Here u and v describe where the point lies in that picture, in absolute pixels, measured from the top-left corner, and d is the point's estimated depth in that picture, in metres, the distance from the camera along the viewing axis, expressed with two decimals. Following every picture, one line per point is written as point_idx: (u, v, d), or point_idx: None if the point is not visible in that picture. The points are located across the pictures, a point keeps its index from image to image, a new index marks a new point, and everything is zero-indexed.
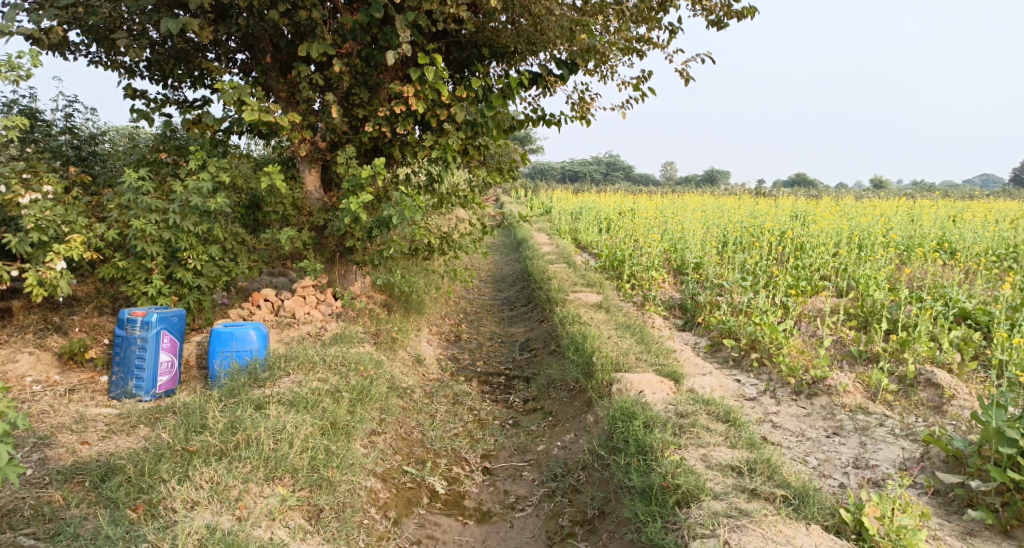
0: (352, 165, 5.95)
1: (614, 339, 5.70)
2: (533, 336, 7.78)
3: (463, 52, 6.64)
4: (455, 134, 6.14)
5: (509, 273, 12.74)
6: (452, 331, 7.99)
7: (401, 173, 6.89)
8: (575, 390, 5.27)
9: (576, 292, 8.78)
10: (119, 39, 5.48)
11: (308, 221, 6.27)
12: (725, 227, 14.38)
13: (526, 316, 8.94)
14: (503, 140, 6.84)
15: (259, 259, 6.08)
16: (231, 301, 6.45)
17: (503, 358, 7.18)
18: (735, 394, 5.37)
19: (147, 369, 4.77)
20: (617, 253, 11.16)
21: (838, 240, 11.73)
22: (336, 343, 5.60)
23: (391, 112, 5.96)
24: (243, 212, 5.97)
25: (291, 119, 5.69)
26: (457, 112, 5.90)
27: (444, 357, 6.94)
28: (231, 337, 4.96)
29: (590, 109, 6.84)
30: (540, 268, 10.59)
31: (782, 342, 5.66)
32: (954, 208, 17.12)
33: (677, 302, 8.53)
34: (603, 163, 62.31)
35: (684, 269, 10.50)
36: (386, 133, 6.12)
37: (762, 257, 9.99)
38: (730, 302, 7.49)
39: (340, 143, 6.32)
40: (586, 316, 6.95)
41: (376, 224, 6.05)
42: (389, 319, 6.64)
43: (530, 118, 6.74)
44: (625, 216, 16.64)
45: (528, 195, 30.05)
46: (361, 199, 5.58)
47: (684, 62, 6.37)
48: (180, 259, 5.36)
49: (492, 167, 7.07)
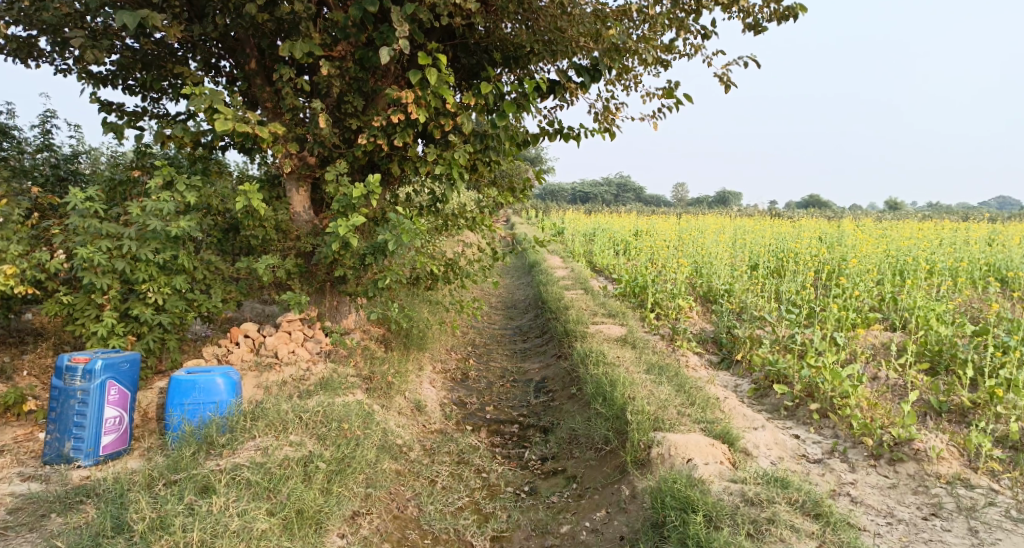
0: (343, 183, 5.15)
1: (648, 387, 4.83)
2: (550, 374, 6.91)
3: (472, 57, 5.90)
4: (462, 148, 5.33)
5: (521, 299, 11.90)
6: (458, 369, 7.14)
7: (401, 192, 6.09)
8: (605, 451, 4.41)
9: (597, 323, 7.91)
10: (73, 37, 4.74)
11: (294, 246, 5.48)
12: (751, 249, 13.50)
13: (541, 350, 8.07)
14: (516, 156, 6.05)
15: (237, 291, 5.29)
16: (206, 338, 5.65)
17: (516, 402, 6.31)
18: (796, 456, 4.48)
19: (88, 429, 3.93)
20: (638, 279, 10.30)
21: (878, 264, 10.83)
22: (320, 391, 4.76)
23: (387, 121, 5.16)
24: (218, 237, 5.17)
25: (272, 130, 4.90)
26: (465, 122, 5.10)
27: (449, 401, 6.08)
28: (191, 388, 4.15)
29: (614, 121, 6.03)
30: (556, 295, 9.74)
31: (849, 391, 4.83)
32: (991, 230, 16.21)
33: (710, 335, 7.65)
34: (614, 184, 61.59)
35: (713, 296, 9.62)
36: (382, 146, 5.31)
37: (799, 284, 9.11)
38: (775, 337, 6.61)
39: (332, 158, 5.54)
40: (611, 354, 6.08)
41: (370, 250, 5.23)
42: (387, 359, 5.81)
43: (546, 132, 5.95)
44: (643, 238, 15.81)
45: (539, 215, 29.24)
46: (352, 223, 4.77)
47: (723, 66, 5.56)
48: (138, 292, 4.57)
49: (504, 186, 6.28)
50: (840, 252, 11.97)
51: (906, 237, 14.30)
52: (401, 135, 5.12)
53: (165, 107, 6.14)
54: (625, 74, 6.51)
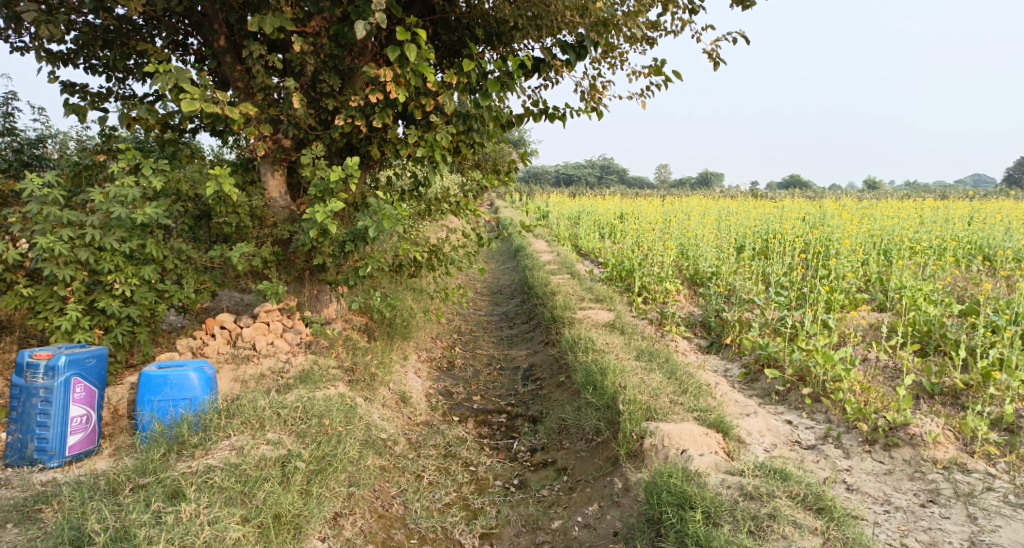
0: (320, 166, 4.93)
1: (638, 374, 4.70)
2: (538, 361, 6.78)
3: (452, 34, 5.68)
4: (444, 129, 5.12)
5: (507, 284, 11.75)
6: (444, 357, 6.98)
7: (382, 176, 5.89)
8: (596, 441, 4.30)
9: (584, 308, 7.78)
10: (27, 13, 4.46)
11: (271, 233, 5.27)
12: (736, 230, 13.43)
13: (528, 337, 7.93)
14: (500, 137, 5.85)
15: (211, 280, 5.08)
16: (181, 329, 5.44)
17: (503, 390, 6.18)
18: (790, 442, 4.40)
19: (53, 429, 3.74)
20: (625, 263, 10.18)
21: (863, 242, 10.79)
22: (299, 383, 4.59)
23: (365, 101, 4.94)
24: (190, 224, 4.95)
25: (243, 111, 4.66)
26: (446, 101, 4.89)
27: (435, 391, 5.93)
28: (162, 383, 3.98)
29: (601, 100, 5.83)
30: (542, 280, 9.61)
31: (841, 374, 4.75)
32: (973, 208, 16.27)
33: (699, 318, 7.56)
34: (598, 167, 61.40)
35: (700, 279, 9.54)
36: (361, 127, 5.09)
37: (786, 265, 9.04)
38: (765, 320, 6.52)
39: (308, 140, 5.31)
40: (600, 340, 5.95)
41: (350, 237, 5.03)
42: (370, 349, 5.64)
43: (530, 112, 5.75)
44: (628, 221, 15.71)
45: (523, 199, 29.01)
46: (330, 208, 4.55)
47: (712, 42, 5.38)
48: (105, 283, 4.35)
49: (488, 168, 6.09)
50: (825, 233, 11.93)
51: (890, 216, 14.32)
52: (380, 116, 4.90)
53: (132, 88, 5.85)
54: (611, 51, 6.31)
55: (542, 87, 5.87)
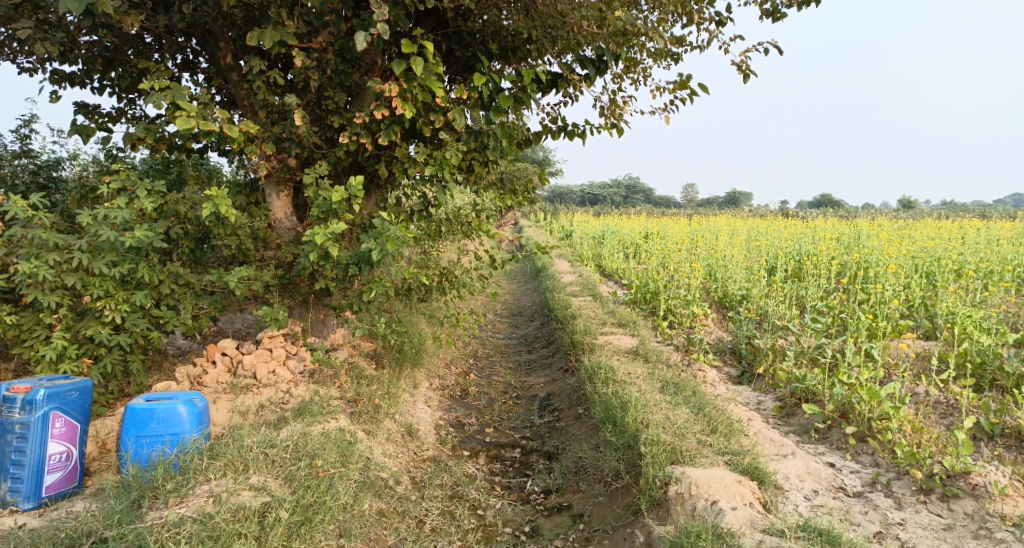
0: (323, 186, 4.67)
1: (663, 411, 4.32)
2: (556, 390, 6.42)
3: (466, 49, 5.41)
4: (454, 146, 4.82)
5: (528, 306, 11.41)
6: (457, 385, 6.65)
7: (392, 196, 5.63)
8: (615, 486, 3.94)
9: (606, 333, 7.41)
10: (21, 28, 4.29)
11: (274, 256, 5.02)
12: (767, 251, 12.95)
13: (547, 363, 7.57)
14: (516, 155, 5.55)
15: (211, 306, 4.84)
16: (181, 356, 5.21)
17: (518, 421, 5.82)
18: (832, 488, 3.98)
19: (28, 468, 3.47)
20: (650, 284, 9.79)
21: (902, 264, 10.26)
22: (297, 417, 4.31)
23: (371, 117, 4.67)
24: (190, 247, 4.72)
25: (242, 128, 4.42)
26: (457, 117, 4.61)
27: (446, 422, 5.61)
28: (150, 417, 3.73)
29: (623, 116, 5.51)
30: (563, 302, 9.25)
31: (888, 412, 4.34)
32: (1016, 228, 15.57)
33: (728, 345, 7.14)
34: (623, 186, 60.95)
35: (730, 302, 9.10)
36: (367, 145, 4.83)
37: (821, 288, 8.57)
38: (800, 349, 6.09)
39: (314, 159, 5.05)
40: (621, 370, 5.58)
41: (355, 261, 4.76)
42: (377, 377, 5.34)
43: (548, 129, 5.44)
44: (653, 241, 15.30)
45: (547, 217, 28.72)
46: (332, 229, 4.28)
47: (741, 52, 5.05)
48: (94, 310, 4.13)
49: (503, 188, 5.79)
50: (862, 254, 11.41)
51: (929, 236, 13.71)
52: (386, 133, 4.63)
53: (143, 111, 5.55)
54: (633, 65, 6.00)
55: (562, 104, 5.57)
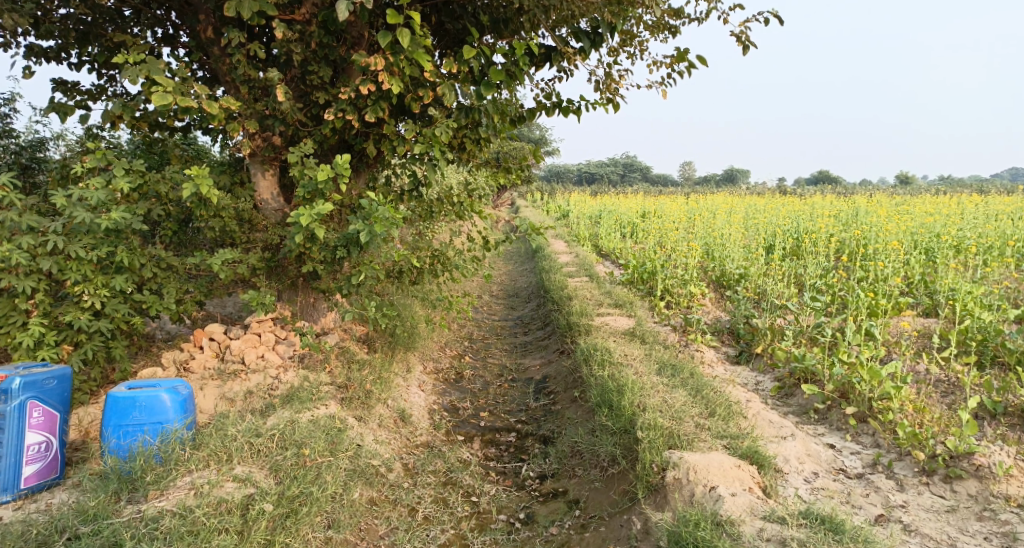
0: (309, 165, 4.51)
1: (661, 394, 4.22)
2: (552, 373, 6.33)
3: (456, 22, 5.24)
4: (444, 122, 4.66)
5: (524, 287, 11.31)
6: (452, 368, 6.55)
7: (381, 175, 5.49)
8: (611, 471, 3.86)
9: (603, 314, 7.30)
10: None
11: (260, 239, 4.89)
12: (765, 229, 12.82)
13: (543, 345, 7.48)
14: (509, 133, 5.40)
15: (196, 289, 4.72)
16: (168, 341, 5.11)
17: (513, 405, 5.73)
18: (832, 471, 3.89)
19: (7, 458, 3.37)
20: (646, 264, 9.68)
21: (902, 241, 10.15)
22: (286, 405, 4.21)
23: (357, 92, 4.51)
24: (174, 230, 4.59)
25: (223, 105, 4.25)
26: (446, 93, 4.44)
27: (440, 407, 5.52)
28: (132, 405, 3.57)
29: (620, 92, 5.34)
30: (559, 283, 9.14)
31: (890, 392, 4.25)
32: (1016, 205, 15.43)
33: (726, 325, 7.04)
34: (620, 165, 60.61)
35: (728, 281, 9.00)
36: (353, 122, 4.68)
37: (821, 267, 8.46)
38: (799, 328, 5.99)
39: (300, 137, 4.89)
40: (618, 351, 5.48)
41: (343, 243, 4.64)
42: (369, 362, 5.24)
43: (542, 106, 5.28)
44: (651, 220, 15.16)
45: (543, 197, 28.51)
46: (317, 210, 4.13)
47: (741, 23, 4.87)
48: (74, 295, 4.00)
49: (496, 167, 5.63)
50: (861, 232, 11.29)
51: (929, 213, 13.58)
52: (373, 109, 4.46)
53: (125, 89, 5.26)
54: (629, 39, 5.82)
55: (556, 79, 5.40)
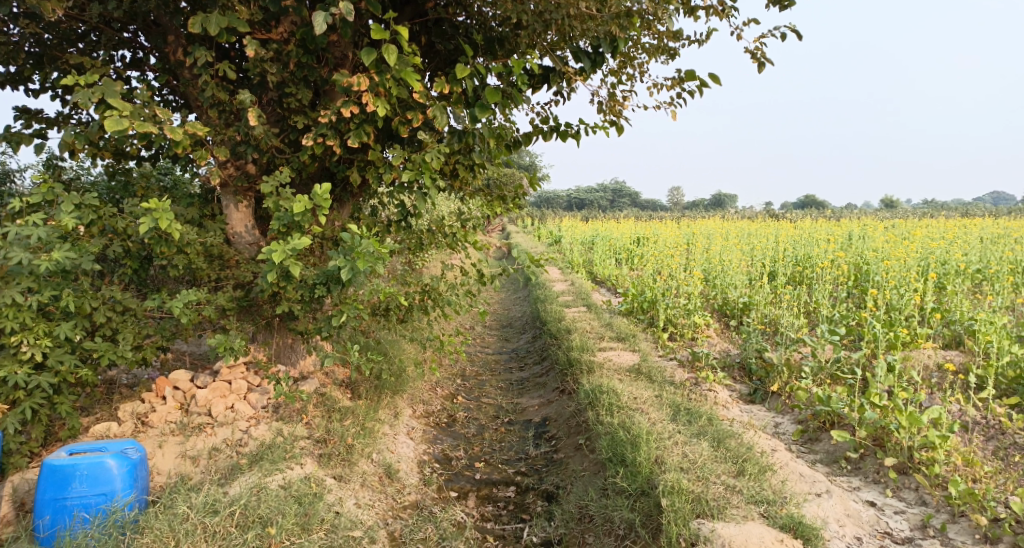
0: (285, 196, 4.05)
1: (681, 448, 3.75)
2: (552, 415, 5.86)
3: (448, 41, 4.82)
4: (435, 148, 4.22)
5: (518, 317, 10.84)
6: (443, 412, 6.05)
7: (365, 205, 5.03)
8: (630, 544, 3.42)
9: (605, 349, 6.85)
10: None
11: (231, 277, 4.43)
12: (763, 254, 12.50)
13: (540, 382, 6.99)
14: (504, 159, 4.98)
15: (159, 335, 4.22)
16: (128, 390, 4.59)
17: (512, 453, 5.23)
18: (877, 535, 3.48)
19: None
20: (646, 293, 9.25)
21: (906, 267, 9.84)
22: (258, 468, 3.71)
23: (339, 116, 4.06)
24: (134, 269, 4.11)
25: (187, 130, 3.79)
26: (437, 115, 4.00)
27: (432, 457, 5.03)
28: (71, 476, 3.12)
29: (622, 115, 4.92)
30: (555, 314, 8.70)
31: (934, 442, 3.85)
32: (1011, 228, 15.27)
33: (736, 359, 6.60)
34: (609, 189, 60.59)
35: (733, 311, 8.59)
36: (334, 149, 4.23)
37: (828, 296, 8.09)
38: (819, 365, 5.57)
39: (275, 165, 4.43)
40: (626, 393, 5.03)
41: (323, 283, 4.16)
42: (352, 409, 4.75)
43: (539, 130, 4.87)
44: (646, 245, 14.81)
45: (534, 221, 28.15)
46: (293, 245, 3.66)
47: (753, 39, 4.48)
48: (12, 347, 3.50)
49: (491, 194, 5.20)
50: (863, 257, 10.98)
51: (928, 237, 13.32)
52: (356, 133, 4.00)
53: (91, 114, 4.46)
54: (629, 61, 5.44)
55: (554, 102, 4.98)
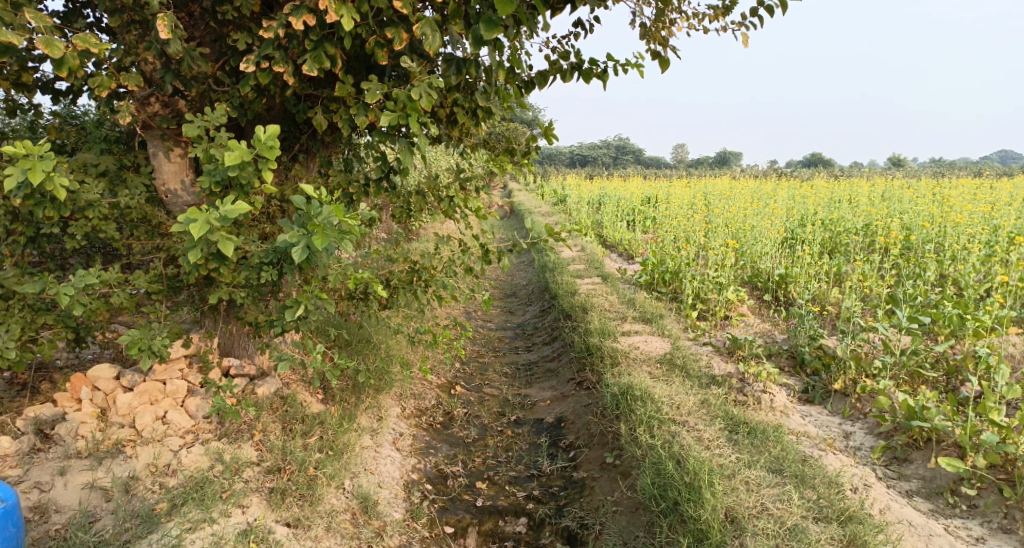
0: (219, 142, 2.97)
1: (759, 496, 2.96)
2: (569, 414, 4.88)
3: None
4: (424, 80, 3.12)
5: (523, 287, 9.79)
6: (438, 408, 5.07)
7: (336, 158, 3.95)
8: None
9: (628, 331, 5.83)
10: None
11: (157, 250, 3.38)
12: (790, 218, 11.39)
13: (552, 370, 5.97)
14: (514, 103, 3.85)
15: (61, 326, 3.20)
16: (33, 391, 3.59)
17: (521, 467, 4.25)
18: None
19: None
20: (668, 263, 8.18)
21: (957, 232, 8.76)
22: (189, 529, 2.80)
23: (291, 34, 2.95)
24: (22, 238, 3.06)
25: (75, 45, 2.68)
26: (427, 35, 2.90)
27: (424, 474, 4.07)
28: None
29: (666, 48, 3.70)
30: (567, 286, 7.66)
31: None
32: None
33: (784, 346, 5.52)
34: (613, 146, 58.78)
35: (768, 285, 7.54)
36: (289, 80, 3.13)
37: (880, 269, 7.04)
38: (896, 360, 4.55)
39: (212, 102, 3.33)
40: (667, 395, 4.04)
41: (271, 263, 3.11)
42: (321, 417, 3.76)
43: (556, 69, 3.64)
44: (659, 207, 13.68)
45: (537, 178, 26.75)
46: (224, 212, 2.59)
47: None
48: None
49: (498, 147, 4.12)
50: (904, 221, 9.88)
51: (969, 197, 12.17)
52: (314, 57, 2.89)
53: None
54: None
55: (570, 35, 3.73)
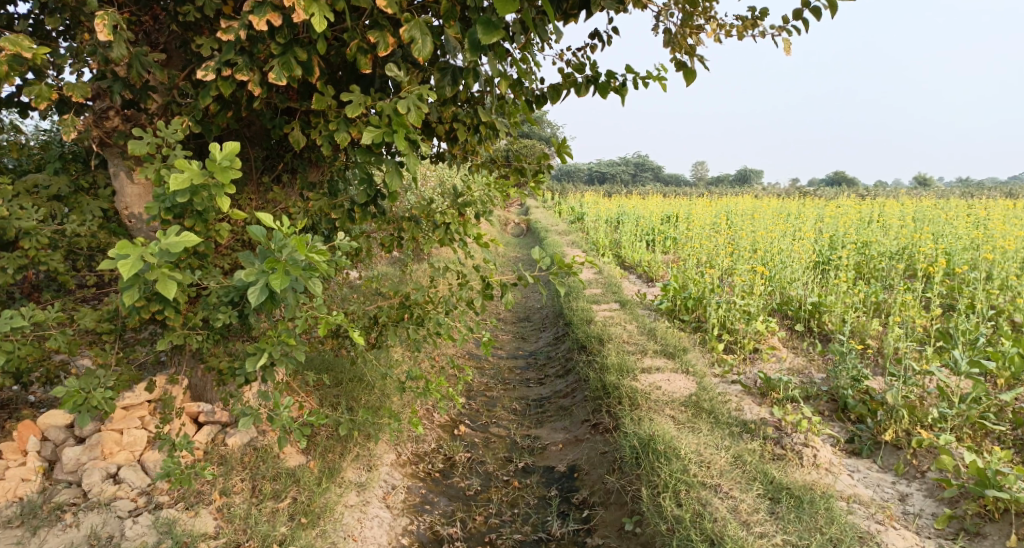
0: (173, 162, 2.54)
1: None
2: (582, 463, 4.36)
3: None
4: (413, 91, 2.67)
5: (537, 311, 9.28)
6: (438, 453, 4.57)
7: (321, 179, 3.51)
8: None
9: (649, 367, 5.30)
10: None
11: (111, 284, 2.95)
12: (819, 239, 10.78)
13: (565, 408, 5.44)
14: (522, 118, 3.39)
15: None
16: None
17: (528, 529, 3.74)
18: None
19: None
20: (691, 289, 7.64)
21: (1003, 257, 8.11)
22: None
23: (258, 37, 2.52)
24: None
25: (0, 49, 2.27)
26: (415, 38, 2.44)
27: (416, 538, 3.58)
28: None
29: (694, 57, 3.23)
30: (582, 313, 7.15)
31: None
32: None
33: (823, 387, 4.96)
34: (632, 163, 58.26)
35: (800, 315, 6.97)
36: (258, 91, 2.70)
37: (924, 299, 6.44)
38: (956, 411, 3.99)
39: (175, 115, 2.91)
40: (695, 451, 3.53)
41: (233, 302, 2.66)
42: (298, 474, 3.29)
43: (570, 82, 3.20)
44: (680, 227, 13.12)
45: (555, 195, 26.28)
46: (165, 246, 2.14)
47: None
48: None
49: (505, 167, 3.66)
50: (943, 243, 9.24)
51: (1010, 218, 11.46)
52: (281, 63, 2.46)
53: None
54: None
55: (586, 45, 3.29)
